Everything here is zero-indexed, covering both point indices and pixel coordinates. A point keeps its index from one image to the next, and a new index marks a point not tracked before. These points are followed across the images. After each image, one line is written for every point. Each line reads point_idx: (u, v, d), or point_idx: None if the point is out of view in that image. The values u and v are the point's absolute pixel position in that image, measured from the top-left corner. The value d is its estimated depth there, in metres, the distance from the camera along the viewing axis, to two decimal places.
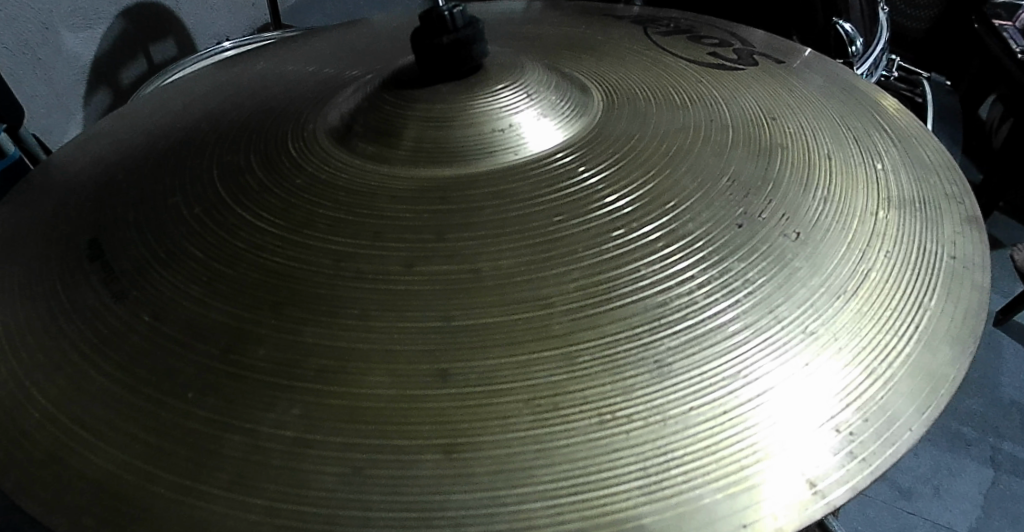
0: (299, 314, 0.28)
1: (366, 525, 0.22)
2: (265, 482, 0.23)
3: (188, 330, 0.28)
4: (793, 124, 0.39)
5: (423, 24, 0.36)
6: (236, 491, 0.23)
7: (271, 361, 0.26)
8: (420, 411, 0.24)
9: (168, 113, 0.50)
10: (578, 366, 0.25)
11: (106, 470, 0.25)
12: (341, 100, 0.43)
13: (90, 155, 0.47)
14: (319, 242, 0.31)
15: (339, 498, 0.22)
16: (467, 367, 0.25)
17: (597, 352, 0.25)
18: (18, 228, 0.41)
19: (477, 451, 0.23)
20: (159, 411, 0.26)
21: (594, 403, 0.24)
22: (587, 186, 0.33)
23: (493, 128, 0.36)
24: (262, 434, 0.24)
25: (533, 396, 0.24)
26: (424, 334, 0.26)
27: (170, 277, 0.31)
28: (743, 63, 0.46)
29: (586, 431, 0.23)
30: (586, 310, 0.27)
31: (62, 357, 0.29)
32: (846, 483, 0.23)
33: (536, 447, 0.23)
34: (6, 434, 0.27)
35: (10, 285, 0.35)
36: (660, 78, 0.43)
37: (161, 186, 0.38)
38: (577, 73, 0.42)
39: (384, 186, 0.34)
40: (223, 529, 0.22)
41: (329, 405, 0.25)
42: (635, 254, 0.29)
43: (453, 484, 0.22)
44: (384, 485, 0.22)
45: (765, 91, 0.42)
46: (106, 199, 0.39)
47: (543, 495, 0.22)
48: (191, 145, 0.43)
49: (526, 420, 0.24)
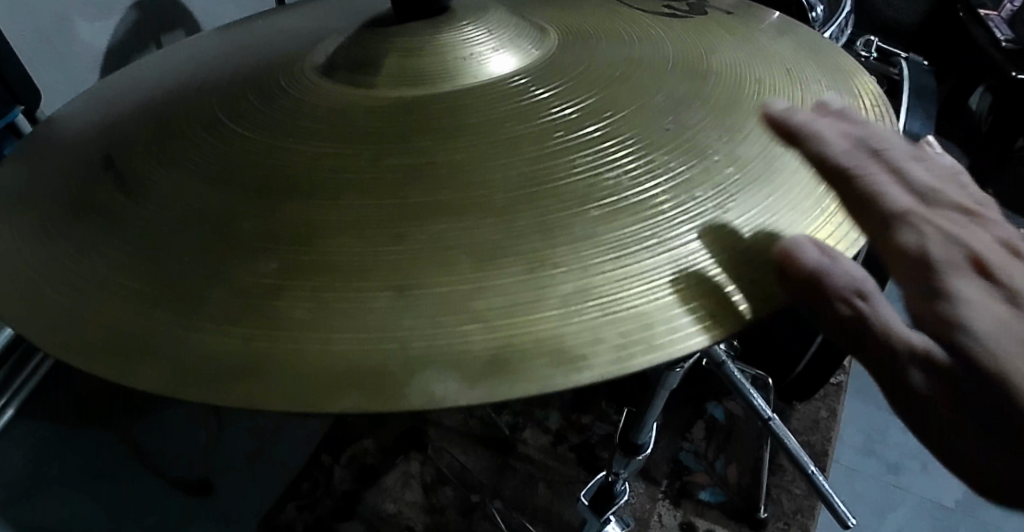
0: (282, 196, 0.32)
1: (330, 345, 0.26)
2: (246, 316, 0.27)
3: (187, 212, 0.33)
4: (730, 56, 0.43)
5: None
6: (223, 323, 0.27)
7: (254, 230, 0.30)
8: (378, 263, 0.28)
9: (175, 66, 0.56)
10: (515, 229, 0.29)
11: (114, 316, 0.29)
12: (328, 43, 0.48)
13: (104, 101, 0.52)
14: (303, 147, 0.36)
15: (308, 326, 0.27)
16: (421, 231, 0.29)
17: (533, 219, 0.30)
18: (41, 158, 0.46)
19: (425, 289, 0.27)
20: (157, 273, 0.30)
21: (526, 256, 0.28)
22: (537, 99, 0.37)
23: (457, 57, 0.41)
24: (245, 281, 0.28)
25: (475, 250, 0.28)
26: (385, 208, 0.31)
27: (173, 179, 0.36)
28: (694, 15, 0.51)
29: (517, 276, 0.28)
30: (527, 190, 0.31)
31: (80, 241, 0.34)
32: (743, 317, 0.27)
33: (475, 286, 0.27)
34: (34, 301, 0.32)
35: (36, 197, 0.40)
36: (619, 26, 0.47)
37: (166, 116, 0.43)
38: (539, 21, 0.48)
39: (361, 104, 0.39)
40: (213, 352, 0.27)
41: (301, 260, 0.29)
42: (573, 149, 0.33)
43: (403, 313, 0.26)
44: (345, 316, 0.27)
45: (709, 33, 0.47)
46: (118, 130, 0.44)
47: (478, 323, 0.26)
48: (196, 87, 0.48)
49: (468, 267, 0.28)
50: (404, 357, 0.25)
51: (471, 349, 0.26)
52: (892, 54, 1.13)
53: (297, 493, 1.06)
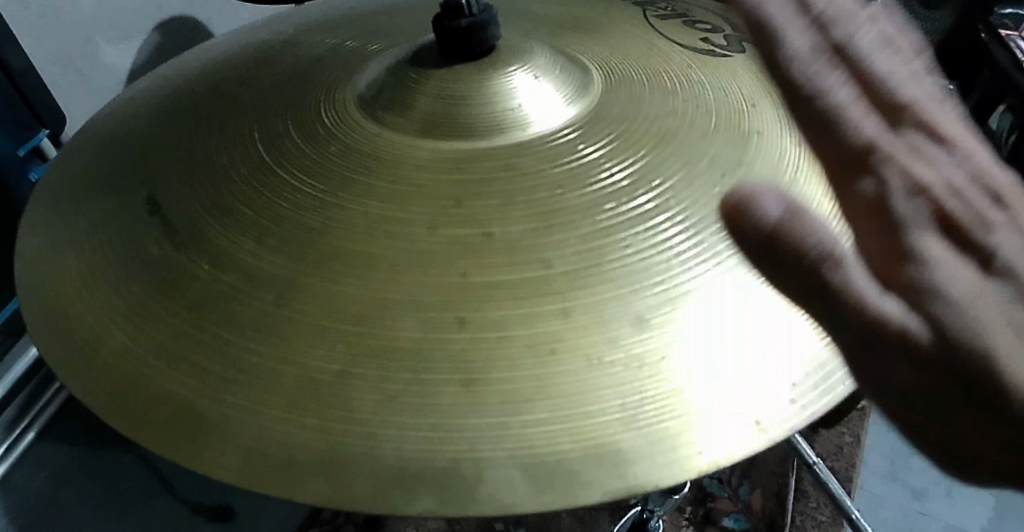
0: (338, 269, 0.32)
1: (402, 441, 0.27)
2: (318, 407, 0.28)
3: (242, 279, 0.33)
4: (770, 113, 0.44)
5: (444, 11, 0.41)
6: (295, 414, 0.28)
7: (315, 309, 0.31)
8: (441, 352, 0.29)
9: (194, 72, 0.53)
10: (573, 318, 0.30)
11: (181, 398, 0.30)
12: (367, 72, 0.47)
13: (126, 116, 0.51)
14: (356, 205, 0.35)
15: (380, 420, 0.28)
16: (481, 317, 0.30)
17: (589, 306, 0.30)
18: (73, 186, 0.45)
19: (489, 381, 0.28)
20: (219, 355, 0.30)
21: (585, 349, 0.29)
22: (586, 160, 0.37)
23: (504, 107, 0.41)
24: (312, 367, 0.29)
25: (536, 343, 0.29)
26: (446, 287, 0.31)
27: (225, 233, 0.35)
28: (733, 53, 0.51)
29: (577, 372, 0.28)
30: (582, 271, 0.31)
31: (136, 301, 0.34)
32: (784, 424, 0.29)
33: (537, 383, 0.28)
34: (95, 372, 0.33)
35: (76, 241, 0.40)
36: (659, 67, 0.47)
37: (202, 146, 0.42)
38: (581, 57, 0.47)
39: (409, 156, 0.38)
40: (288, 445, 0.28)
41: (367, 346, 0.29)
42: (625, 220, 0.33)
43: (470, 411, 0.27)
44: (415, 409, 0.28)
45: (750, 84, 0.47)
46: (153, 156, 0.43)
47: (540, 423, 0.27)
48: (224, 104, 0.46)
49: (529, 360, 0.28)
50: (472, 457, 0.27)
51: (537, 447, 0.27)
52: None
53: (319, 519, 1.05)
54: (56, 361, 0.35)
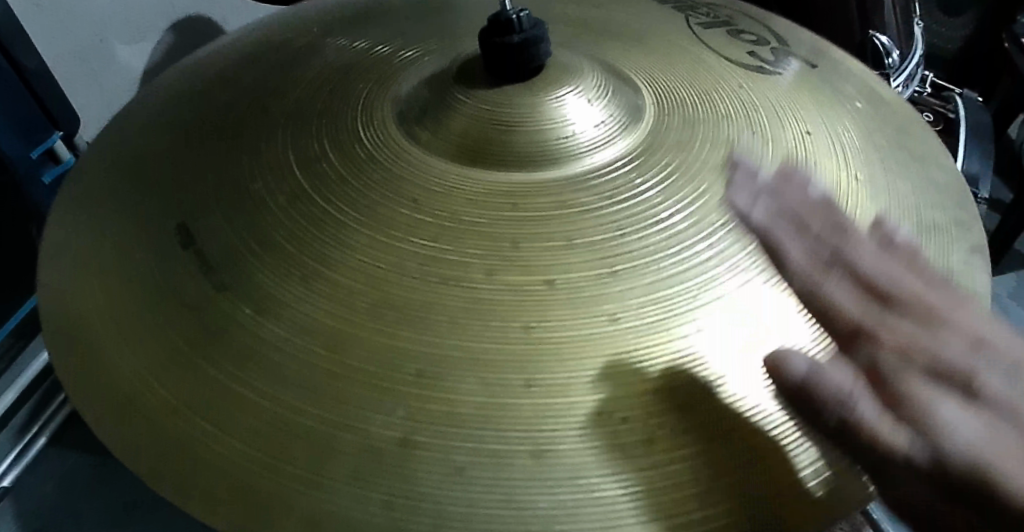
0: (393, 321, 0.30)
1: (471, 519, 0.27)
2: (381, 478, 0.27)
3: (288, 325, 0.31)
4: (825, 141, 0.43)
5: (493, 26, 0.39)
6: (357, 485, 0.27)
7: (374, 366, 0.29)
8: (508, 419, 0.28)
9: (212, 73, 0.51)
10: (641, 379, 0.29)
11: (232, 461, 0.29)
12: (407, 86, 0.45)
13: (141, 122, 0.49)
14: (406, 244, 0.33)
15: (445, 494, 0.27)
16: (550, 376, 0.28)
17: (659, 367, 0.29)
18: (92, 203, 0.44)
19: (559, 452, 0.27)
20: (272, 412, 0.29)
21: (655, 415, 0.28)
22: (644, 201, 0.35)
23: (558, 135, 0.39)
24: (373, 434, 0.28)
25: (604, 406, 0.28)
26: (511, 340, 0.29)
27: (267, 272, 0.34)
28: (782, 69, 0.49)
29: (645, 439, 0.28)
30: (651, 324, 0.30)
31: (173, 349, 0.33)
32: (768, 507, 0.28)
33: (606, 452, 0.27)
34: (137, 422, 0.32)
35: (103, 270, 0.38)
36: (707, 87, 0.45)
37: (236, 168, 0.40)
38: (631, 75, 0.46)
39: (459, 187, 0.36)
40: (350, 520, 0.27)
41: (430, 411, 0.28)
42: (690, 269, 0.32)
43: (539, 484, 0.27)
44: (484, 481, 0.27)
45: (802, 104, 0.46)
46: (180, 176, 0.41)
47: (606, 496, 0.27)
48: (255, 116, 0.44)
49: (596, 428, 0.28)
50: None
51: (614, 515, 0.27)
52: (945, 88, 1.09)
53: None
54: (98, 412, 0.34)
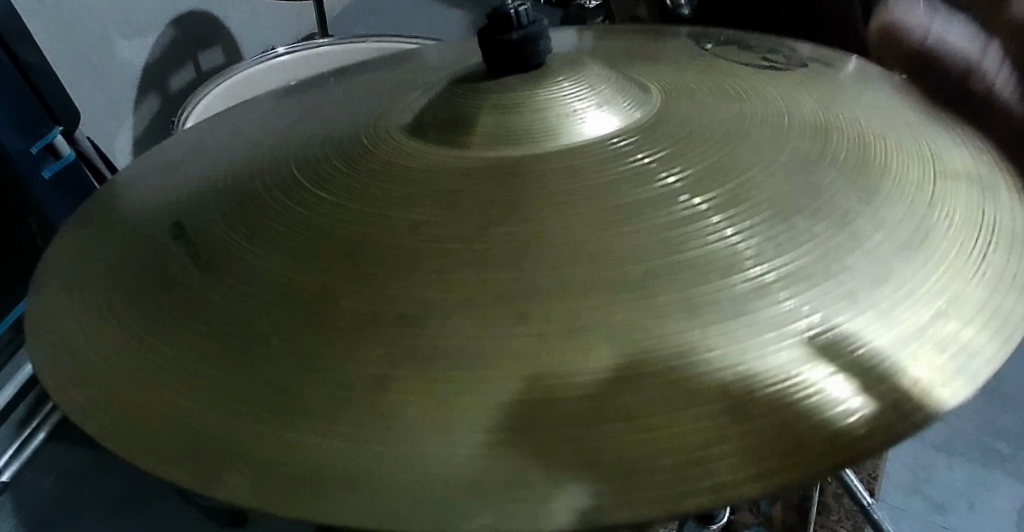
0: (382, 276, 0.30)
1: (454, 452, 0.24)
2: (360, 416, 0.25)
3: (277, 289, 0.31)
4: (849, 114, 0.41)
5: (491, 23, 0.39)
6: (332, 422, 0.26)
7: (362, 312, 0.29)
8: (498, 349, 0.26)
9: (235, 132, 0.53)
10: (657, 310, 0.27)
11: (207, 412, 0.28)
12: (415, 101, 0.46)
13: (160, 169, 0.50)
14: (398, 215, 0.34)
15: (428, 424, 0.25)
16: (548, 311, 0.27)
17: (675, 296, 0.27)
18: (104, 222, 0.44)
19: (555, 387, 0.25)
20: (254, 358, 0.29)
21: (679, 342, 0.26)
22: (644, 165, 0.34)
23: (559, 114, 0.38)
24: (350, 372, 0.27)
25: (616, 334, 0.26)
26: (504, 285, 0.29)
27: (261, 250, 0.34)
28: (793, 68, 0.49)
29: (668, 362, 0.25)
30: (663, 261, 0.29)
31: (163, 320, 0.32)
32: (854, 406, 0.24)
33: (619, 377, 0.25)
34: (120, 388, 0.31)
35: (102, 274, 0.39)
36: (713, 82, 0.45)
37: (242, 180, 0.41)
38: (637, 77, 0.46)
39: (459, 165, 0.36)
40: (324, 456, 0.25)
41: (414, 345, 0.27)
42: (704, 216, 0.31)
43: (537, 412, 0.24)
44: (469, 413, 0.25)
45: (815, 88, 0.45)
46: (192, 191, 0.43)
47: (629, 420, 0.24)
48: (269, 152, 0.45)
49: (611, 353, 0.25)
50: (543, 463, 0.23)
51: (621, 454, 0.23)
52: None
53: None
54: (72, 382, 0.33)
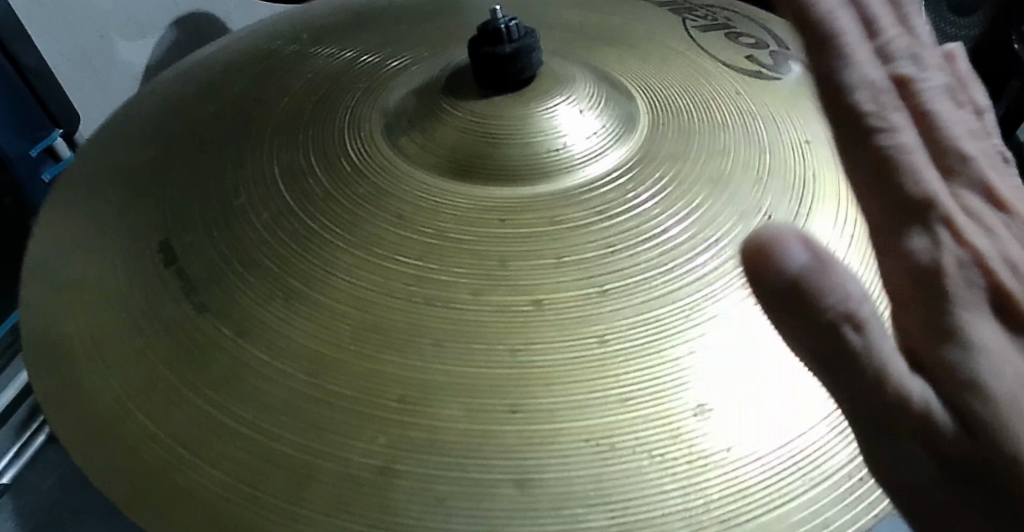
0: (375, 346, 0.30)
1: None
2: (365, 509, 0.26)
3: (269, 350, 0.31)
4: (828, 148, 0.43)
5: (483, 36, 0.39)
6: (335, 515, 0.26)
7: (357, 390, 0.29)
8: (493, 445, 0.27)
9: (200, 84, 0.51)
10: (632, 405, 0.28)
11: (203, 488, 0.28)
12: (398, 92, 0.44)
13: (130, 140, 0.48)
14: (392, 264, 0.33)
15: (427, 523, 0.26)
16: (537, 401, 0.28)
17: (647, 388, 0.28)
18: (78, 225, 0.43)
19: (545, 483, 0.26)
20: (252, 435, 0.29)
21: (647, 443, 0.27)
22: (636, 216, 0.35)
23: (548, 149, 0.38)
24: (352, 461, 0.27)
25: (594, 433, 0.27)
26: (495, 366, 0.29)
27: (247, 292, 0.33)
28: (783, 75, 0.49)
29: (642, 469, 0.27)
30: (642, 346, 0.29)
31: (153, 375, 0.32)
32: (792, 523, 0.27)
33: (596, 482, 0.26)
34: (115, 446, 0.31)
35: (84, 295, 0.38)
36: (701, 93, 0.45)
37: (222, 184, 0.40)
38: (622, 81, 0.45)
39: (446, 204, 0.36)
40: None
41: (412, 436, 0.27)
42: (683, 286, 0.32)
43: (528, 513, 0.26)
44: (469, 510, 0.26)
45: (801, 108, 0.46)
46: (170, 191, 0.41)
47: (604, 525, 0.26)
48: (245, 137, 0.43)
49: (590, 455, 0.27)
50: None
51: None
52: None
53: None
54: (68, 434, 0.33)
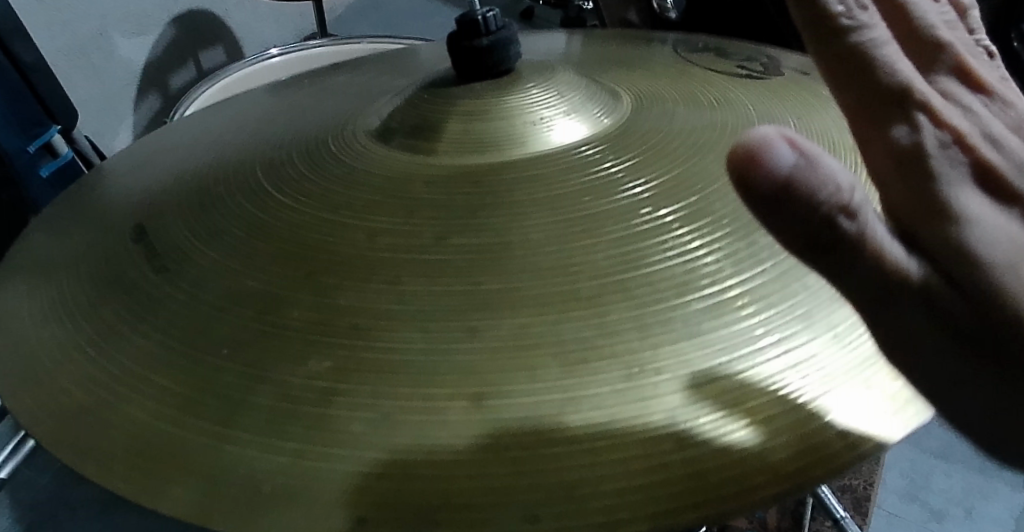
0: (334, 283, 0.30)
1: (396, 466, 0.24)
2: (298, 427, 0.26)
3: (227, 296, 0.31)
4: (820, 119, 0.42)
5: (459, 28, 0.39)
6: (273, 436, 0.26)
7: (307, 320, 0.29)
8: (448, 365, 0.26)
9: (216, 120, 0.53)
10: (609, 324, 0.27)
11: (145, 423, 0.28)
12: (383, 104, 0.45)
13: (136, 157, 0.50)
14: (356, 222, 0.33)
15: (370, 441, 0.25)
16: (496, 326, 0.27)
17: (626, 311, 0.27)
18: (66, 219, 0.44)
19: (500, 401, 0.25)
20: (197, 367, 0.29)
21: (626, 356, 0.26)
22: (610, 174, 0.34)
23: (524, 121, 0.38)
24: (293, 384, 0.27)
25: (565, 352, 0.26)
26: (453, 295, 0.29)
27: (212, 256, 0.34)
28: (771, 76, 0.49)
29: (615, 381, 0.25)
30: (619, 277, 0.29)
31: (113, 324, 0.33)
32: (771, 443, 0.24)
33: (564, 394, 0.25)
34: (62, 392, 0.31)
35: (57, 270, 0.39)
36: (687, 89, 0.45)
37: (205, 180, 0.41)
38: (611, 84, 0.45)
39: (419, 174, 0.36)
40: (255, 471, 0.25)
41: (362, 361, 0.27)
42: (659, 228, 0.31)
43: (480, 429, 0.24)
44: (412, 427, 0.25)
45: (786, 93, 0.46)
46: (153, 193, 0.42)
47: (568, 438, 0.24)
48: (239, 152, 0.44)
49: (557, 372, 0.26)
50: (485, 483, 0.23)
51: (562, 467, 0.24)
52: None
53: None
54: (15, 385, 0.32)
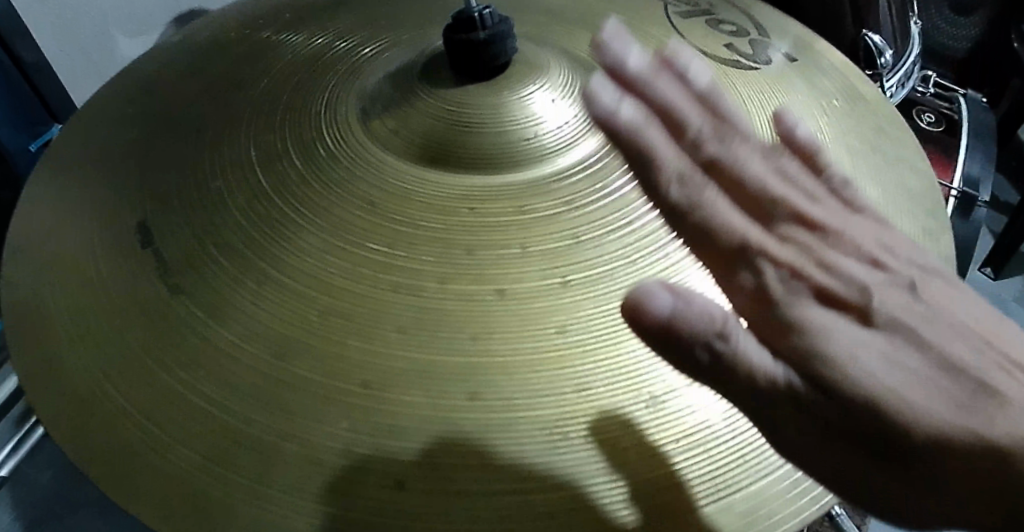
0: (343, 330, 0.31)
1: (413, 525, 0.27)
2: (321, 488, 0.28)
3: (241, 333, 0.32)
4: (800, 139, 0.43)
5: (456, 23, 0.39)
6: (299, 495, 0.28)
7: (320, 374, 0.30)
8: (454, 433, 0.28)
9: (185, 65, 0.50)
10: (591, 389, 0.29)
11: (175, 467, 0.30)
12: (371, 80, 0.44)
13: (112, 117, 0.48)
14: (357, 247, 0.33)
15: (390, 504, 0.27)
16: (496, 391, 0.29)
17: (607, 376, 0.29)
18: (58, 205, 0.43)
19: (501, 466, 0.27)
20: (218, 418, 0.30)
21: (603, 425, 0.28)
22: (609, 200, 0.35)
23: (519, 137, 0.39)
24: (317, 444, 0.28)
25: (551, 421, 0.28)
26: (458, 359, 0.29)
27: (219, 274, 0.34)
28: (761, 65, 0.50)
29: (592, 451, 0.28)
30: (603, 337, 0.30)
31: (127, 352, 0.33)
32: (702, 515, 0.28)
33: (547, 466, 0.27)
34: (89, 426, 0.32)
35: (60, 273, 0.39)
36: None
37: (198, 165, 0.40)
38: (601, 66, 0.45)
39: (416, 187, 0.36)
40: (287, 527, 0.27)
41: (372, 422, 0.28)
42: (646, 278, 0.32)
43: (483, 497, 0.27)
44: (425, 494, 0.27)
45: (778, 98, 0.46)
46: (147, 177, 0.41)
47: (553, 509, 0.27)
48: (225, 119, 0.43)
49: (544, 443, 0.28)
50: None
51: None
52: (950, 89, 1.06)
53: None
54: (43, 407, 0.34)
